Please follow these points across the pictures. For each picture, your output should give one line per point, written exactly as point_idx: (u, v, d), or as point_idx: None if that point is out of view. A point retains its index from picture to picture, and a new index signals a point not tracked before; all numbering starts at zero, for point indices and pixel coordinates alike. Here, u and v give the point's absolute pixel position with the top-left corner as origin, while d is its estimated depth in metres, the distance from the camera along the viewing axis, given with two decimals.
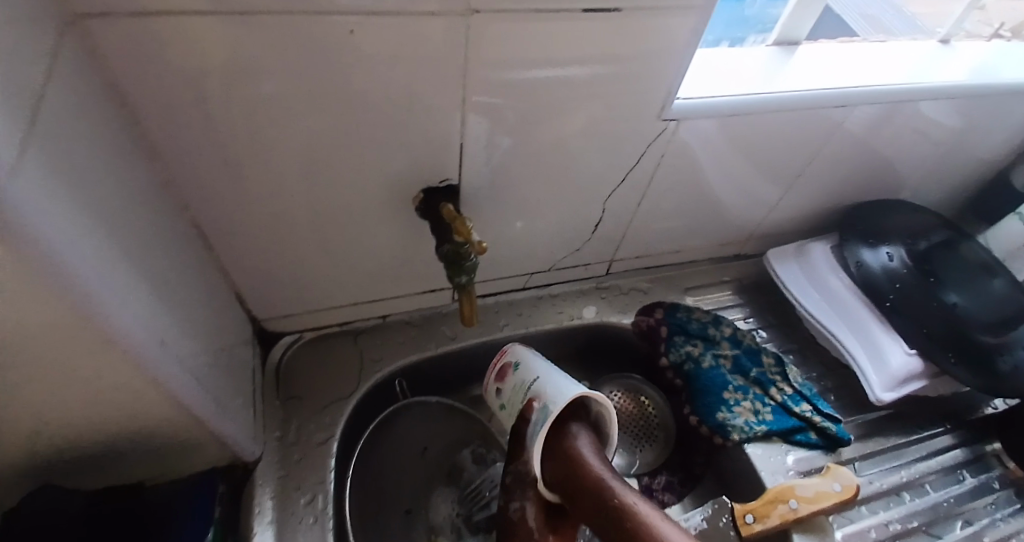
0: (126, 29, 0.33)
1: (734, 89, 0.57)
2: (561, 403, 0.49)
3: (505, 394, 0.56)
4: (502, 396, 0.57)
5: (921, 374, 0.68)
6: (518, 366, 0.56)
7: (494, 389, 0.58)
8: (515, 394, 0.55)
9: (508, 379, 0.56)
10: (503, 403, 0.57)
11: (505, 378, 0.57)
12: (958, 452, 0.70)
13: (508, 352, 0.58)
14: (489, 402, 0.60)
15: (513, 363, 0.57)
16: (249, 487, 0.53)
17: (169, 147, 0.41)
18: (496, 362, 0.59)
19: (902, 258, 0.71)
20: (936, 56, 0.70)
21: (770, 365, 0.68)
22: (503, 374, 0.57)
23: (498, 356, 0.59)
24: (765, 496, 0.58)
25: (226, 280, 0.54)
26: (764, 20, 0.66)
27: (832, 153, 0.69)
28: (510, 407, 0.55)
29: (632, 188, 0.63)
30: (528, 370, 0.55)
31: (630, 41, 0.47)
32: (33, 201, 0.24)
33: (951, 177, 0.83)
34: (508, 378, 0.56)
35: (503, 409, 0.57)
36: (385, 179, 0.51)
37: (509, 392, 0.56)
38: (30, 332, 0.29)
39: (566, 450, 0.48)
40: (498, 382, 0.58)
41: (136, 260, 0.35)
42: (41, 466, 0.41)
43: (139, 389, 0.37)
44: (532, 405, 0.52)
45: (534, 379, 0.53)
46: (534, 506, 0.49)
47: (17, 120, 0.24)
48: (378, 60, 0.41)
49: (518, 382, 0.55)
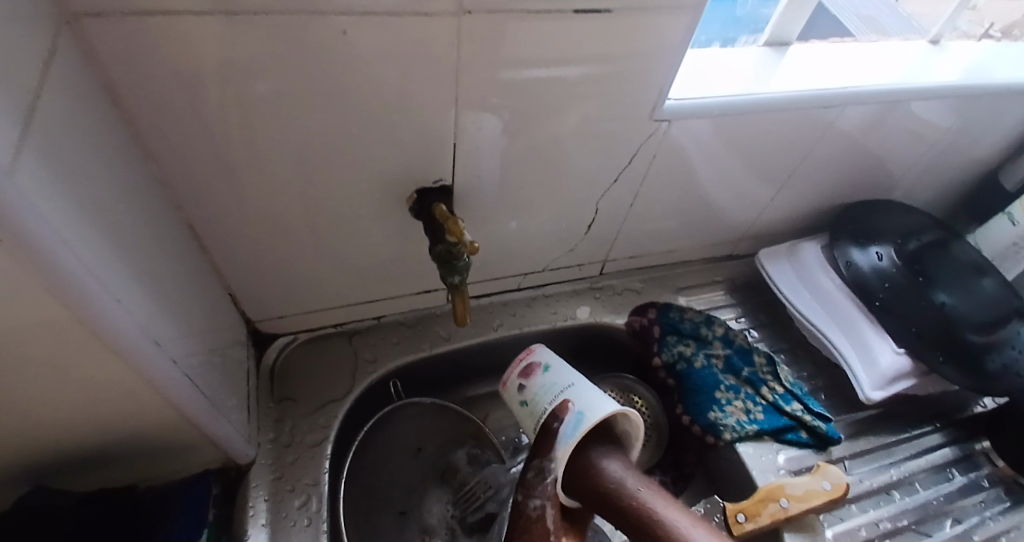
0: (120, 28, 0.33)
1: (726, 90, 0.58)
2: (595, 413, 0.48)
3: (528, 391, 0.56)
4: (526, 393, 0.56)
5: (910, 373, 0.68)
6: (548, 368, 0.56)
7: (515, 384, 0.57)
8: (541, 394, 0.54)
9: (535, 378, 0.56)
10: (525, 401, 0.56)
11: (532, 376, 0.56)
12: (947, 451, 0.71)
13: (536, 352, 0.58)
14: (506, 398, 0.59)
15: (542, 364, 0.57)
16: (243, 489, 0.53)
17: (163, 147, 0.41)
18: (520, 359, 0.59)
19: (891, 258, 0.71)
20: (927, 57, 0.71)
21: (761, 364, 0.68)
22: (530, 372, 0.57)
23: (523, 354, 0.59)
24: (755, 496, 0.58)
25: (220, 281, 0.54)
26: (756, 20, 0.67)
27: (825, 153, 0.70)
28: (535, 406, 0.54)
29: (625, 189, 0.63)
30: (559, 376, 0.54)
31: (623, 41, 0.47)
32: (26, 202, 0.24)
33: (942, 177, 0.84)
34: (535, 380, 0.56)
35: (524, 406, 0.56)
36: (379, 180, 0.51)
37: (534, 392, 0.55)
38: (21, 334, 0.29)
39: (595, 461, 0.47)
40: (523, 378, 0.57)
41: (129, 261, 0.35)
42: (33, 468, 0.41)
43: (132, 391, 0.37)
44: (562, 408, 0.51)
45: (567, 386, 0.53)
46: (555, 508, 0.46)
47: (10, 120, 0.24)
48: (372, 61, 0.41)
49: (547, 384, 0.54)
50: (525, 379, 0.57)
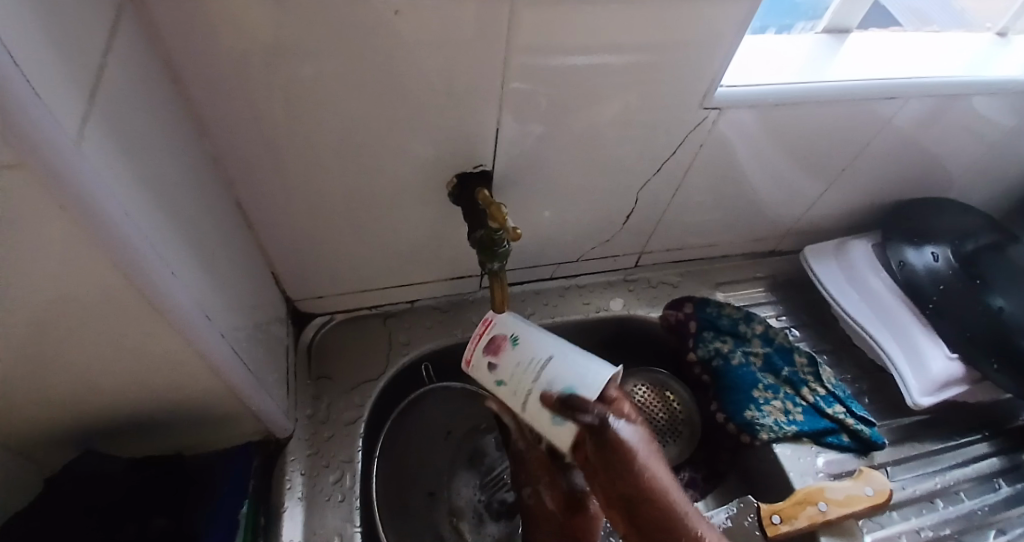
0: (178, 5, 0.34)
1: (778, 79, 0.55)
2: (590, 386, 0.47)
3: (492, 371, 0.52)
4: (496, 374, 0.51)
5: (963, 379, 0.66)
6: (517, 341, 0.51)
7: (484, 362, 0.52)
8: (513, 375, 0.50)
9: (505, 355, 0.51)
10: (499, 380, 0.51)
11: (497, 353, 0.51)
12: (995, 461, 0.68)
13: (499, 324, 0.52)
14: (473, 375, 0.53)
15: (510, 337, 0.51)
16: (281, 461, 0.55)
17: (215, 124, 0.42)
18: (480, 332, 0.53)
19: (947, 258, 0.68)
20: (994, 49, 0.67)
21: (802, 364, 0.66)
22: (497, 351, 0.52)
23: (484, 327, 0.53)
24: (793, 497, 0.57)
25: (263, 258, 0.55)
26: (813, 8, 0.64)
27: (879, 148, 0.67)
28: (513, 385, 0.50)
29: (667, 179, 0.62)
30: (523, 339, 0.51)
31: (675, 27, 0.45)
32: (95, 173, 0.25)
33: (1002, 176, 0.79)
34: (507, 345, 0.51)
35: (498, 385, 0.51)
36: (420, 163, 0.51)
37: (509, 370, 0.50)
38: (85, 300, 0.30)
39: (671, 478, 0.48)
40: (484, 358, 0.52)
41: (184, 235, 0.36)
42: (90, 429, 0.43)
43: (181, 361, 0.38)
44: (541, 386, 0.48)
45: (545, 359, 0.49)
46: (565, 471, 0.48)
47: (78, 92, 0.24)
48: (421, 42, 0.40)
49: (525, 359, 0.50)
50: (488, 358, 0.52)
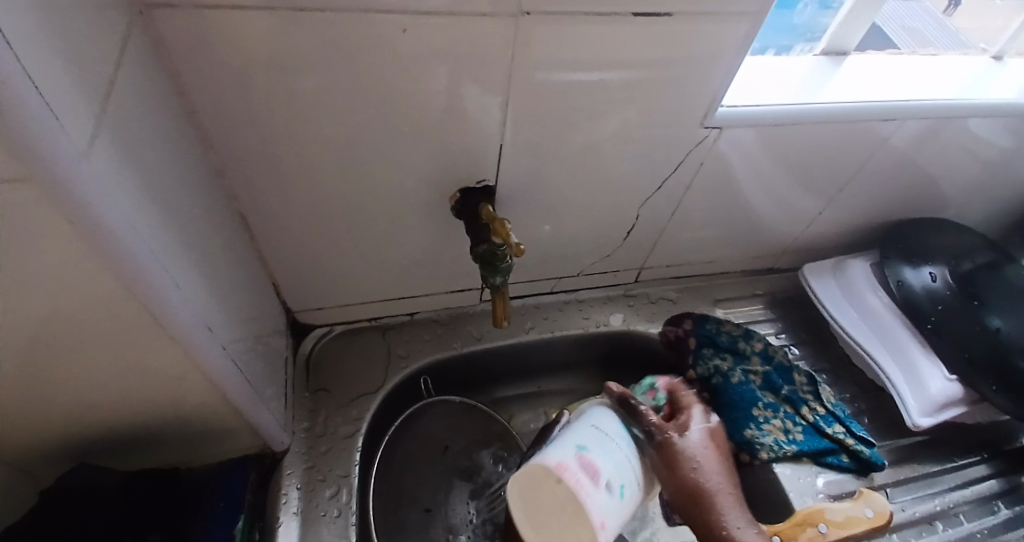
0: (189, 19, 0.34)
1: (776, 99, 0.56)
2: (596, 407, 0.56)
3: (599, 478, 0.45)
4: (613, 487, 0.46)
5: (961, 400, 0.66)
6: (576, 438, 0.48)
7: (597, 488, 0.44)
8: (614, 467, 0.47)
9: (598, 465, 0.46)
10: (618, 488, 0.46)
11: (591, 464, 0.46)
12: (993, 483, 0.68)
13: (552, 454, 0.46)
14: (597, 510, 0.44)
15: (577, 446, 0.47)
16: (277, 475, 0.54)
17: (221, 137, 0.42)
18: (566, 475, 0.44)
19: (945, 279, 0.68)
20: (988, 72, 0.68)
21: (802, 383, 0.66)
22: (593, 469, 0.45)
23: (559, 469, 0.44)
24: (794, 519, 0.56)
25: (264, 271, 0.55)
26: (812, 29, 0.64)
27: (876, 169, 0.67)
28: (627, 477, 0.47)
29: (667, 195, 0.62)
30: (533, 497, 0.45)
31: (678, 46, 0.46)
32: (102, 185, 0.25)
33: (997, 197, 0.80)
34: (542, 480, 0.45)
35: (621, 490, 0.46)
36: (424, 177, 0.51)
37: (614, 471, 0.47)
38: (86, 313, 0.30)
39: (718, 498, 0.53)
40: (600, 488, 0.45)
41: (187, 248, 0.36)
42: (84, 444, 0.42)
43: (181, 375, 0.37)
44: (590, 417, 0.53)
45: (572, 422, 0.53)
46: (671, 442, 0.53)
47: (88, 106, 0.24)
48: (427, 58, 0.41)
49: (607, 447, 0.48)
50: (601, 484, 0.45)
